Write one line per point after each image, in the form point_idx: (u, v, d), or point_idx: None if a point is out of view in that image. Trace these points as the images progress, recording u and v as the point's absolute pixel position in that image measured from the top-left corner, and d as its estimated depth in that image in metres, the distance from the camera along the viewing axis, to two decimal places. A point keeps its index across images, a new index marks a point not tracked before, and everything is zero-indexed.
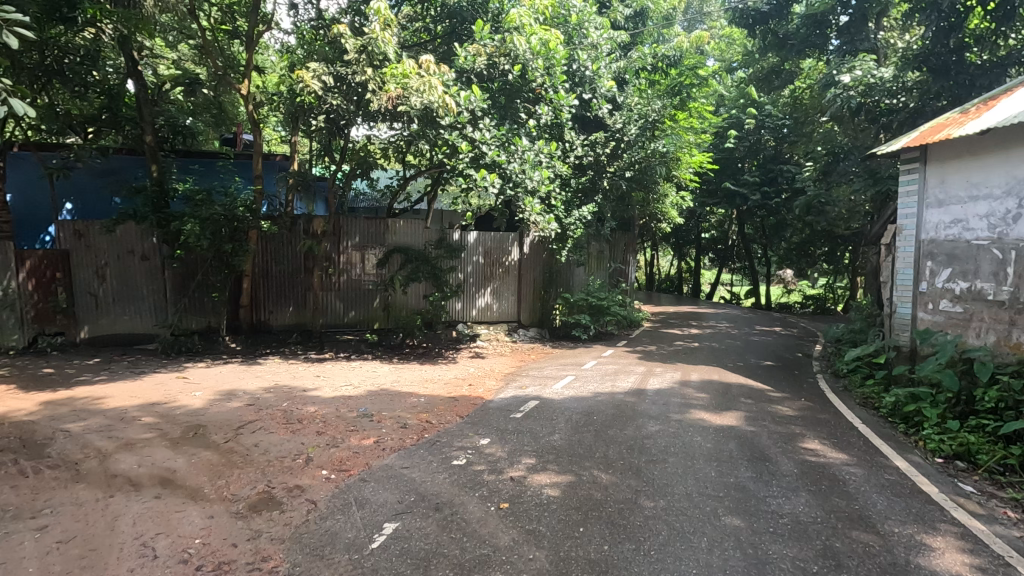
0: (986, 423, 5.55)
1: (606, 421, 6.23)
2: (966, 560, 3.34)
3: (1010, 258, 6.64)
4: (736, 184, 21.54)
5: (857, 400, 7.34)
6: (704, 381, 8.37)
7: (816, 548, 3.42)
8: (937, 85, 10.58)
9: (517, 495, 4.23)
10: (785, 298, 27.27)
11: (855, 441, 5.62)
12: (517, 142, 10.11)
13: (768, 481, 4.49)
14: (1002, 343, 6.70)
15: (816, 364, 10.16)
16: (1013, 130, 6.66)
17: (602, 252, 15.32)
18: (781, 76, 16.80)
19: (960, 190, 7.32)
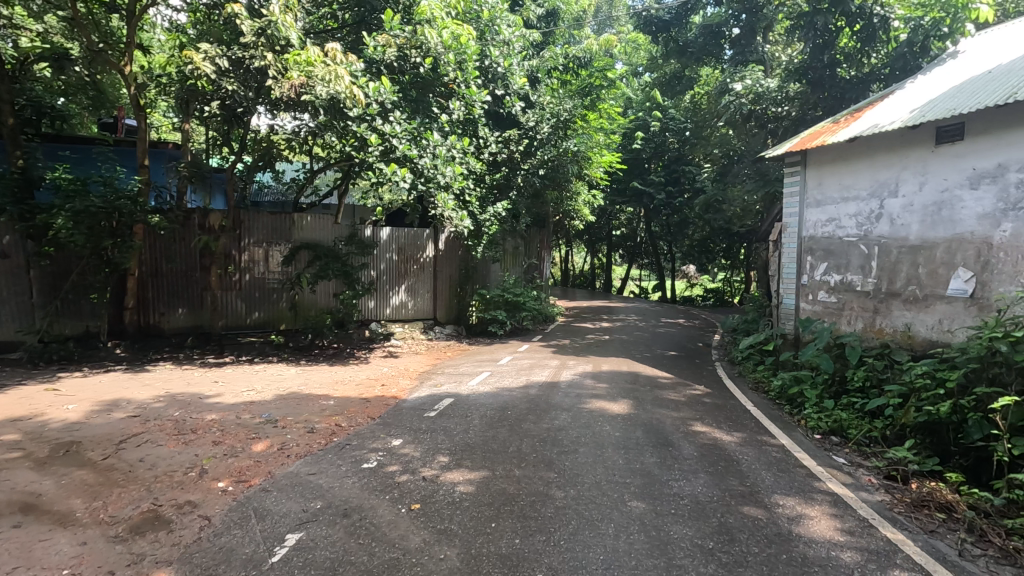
0: (855, 401, 6.19)
1: (521, 415, 6.30)
2: (836, 526, 3.70)
3: (874, 253, 7.44)
4: (643, 184, 22.79)
5: (750, 384, 7.98)
6: (614, 372, 8.72)
7: (712, 526, 3.64)
8: (814, 96, 11.89)
9: (429, 495, 4.15)
10: (688, 292, 29.09)
11: (747, 423, 6.07)
12: (429, 136, 9.98)
13: (671, 465, 4.73)
14: (868, 329, 7.50)
15: (715, 353, 10.91)
16: (875, 138, 7.44)
17: (517, 248, 15.56)
18: (682, 82, 17.65)
19: (833, 192, 8.13)
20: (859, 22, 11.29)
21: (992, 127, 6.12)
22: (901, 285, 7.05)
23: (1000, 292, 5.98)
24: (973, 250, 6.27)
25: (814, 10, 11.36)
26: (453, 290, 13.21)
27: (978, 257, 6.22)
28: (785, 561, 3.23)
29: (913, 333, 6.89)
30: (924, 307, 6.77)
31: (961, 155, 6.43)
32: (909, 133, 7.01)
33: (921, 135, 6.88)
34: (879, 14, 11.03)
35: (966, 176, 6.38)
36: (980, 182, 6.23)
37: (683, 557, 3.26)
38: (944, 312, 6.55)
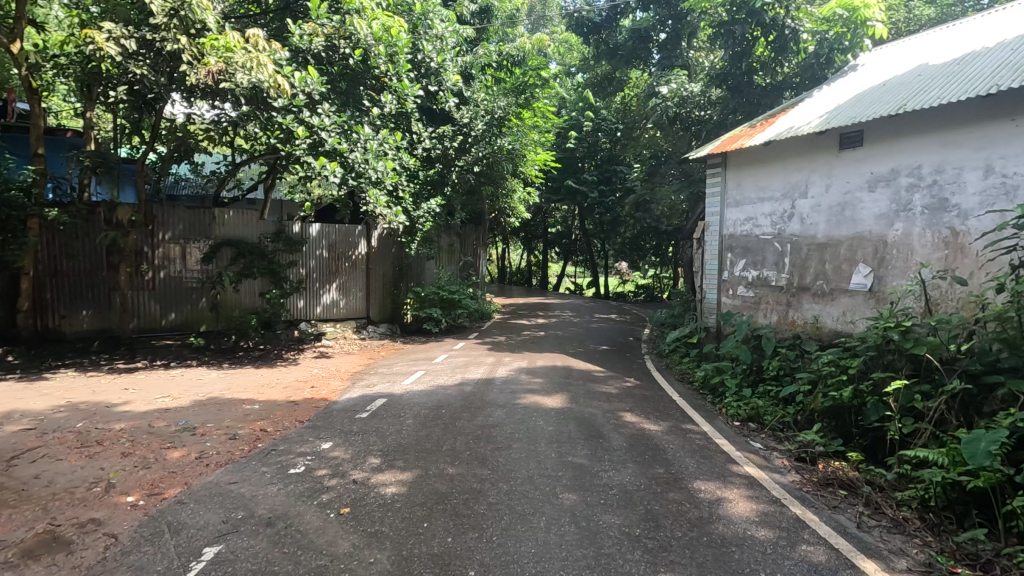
0: (770, 388, 6.61)
1: (454, 413, 6.27)
2: (753, 507, 3.92)
3: (786, 250, 7.97)
4: (577, 182, 23.36)
5: (676, 375, 8.35)
6: (548, 367, 8.87)
7: (639, 514, 3.77)
8: (734, 101, 12.50)
9: (360, 498, 4.05)
10: (620, 288, 30.02)
11: (673, 412, 6.35)
12: (359, 130, 9.71)
13: (601, 456, 4.86)
14: (782, 321, 8.03)
15: (644, 346, 11.34)
16: (787, 143, 7.93)
17: (452, 244, 15.45)
18: (612, 85, 18.44)
19: (751, 193, 8.64)
20: (773, 33, 11.89)
21: (887, 135, 6.63)
22: (811, 280, 7.58)
23: (893, 286, 6.54)
24: (871, 248, 6.81)
25: (734, 19, 11.95)
26: (387, 288, 12.94)
27: (875, 254, 6.77)
28: (706, 544, 3.39)
29: (821, 325, 7.43)
30: (830, 300, 7.31)
31: (861, 160, 6.95)
32: (817, 138, 7.51)
33: (827, 141, 7.38)
34: (790, 26, 11.69)
35: (865, 180, 6.91)
36: (876, 185, 6.76)
37: (611, 545, 3.36)
38: (847, 305, 7.09)
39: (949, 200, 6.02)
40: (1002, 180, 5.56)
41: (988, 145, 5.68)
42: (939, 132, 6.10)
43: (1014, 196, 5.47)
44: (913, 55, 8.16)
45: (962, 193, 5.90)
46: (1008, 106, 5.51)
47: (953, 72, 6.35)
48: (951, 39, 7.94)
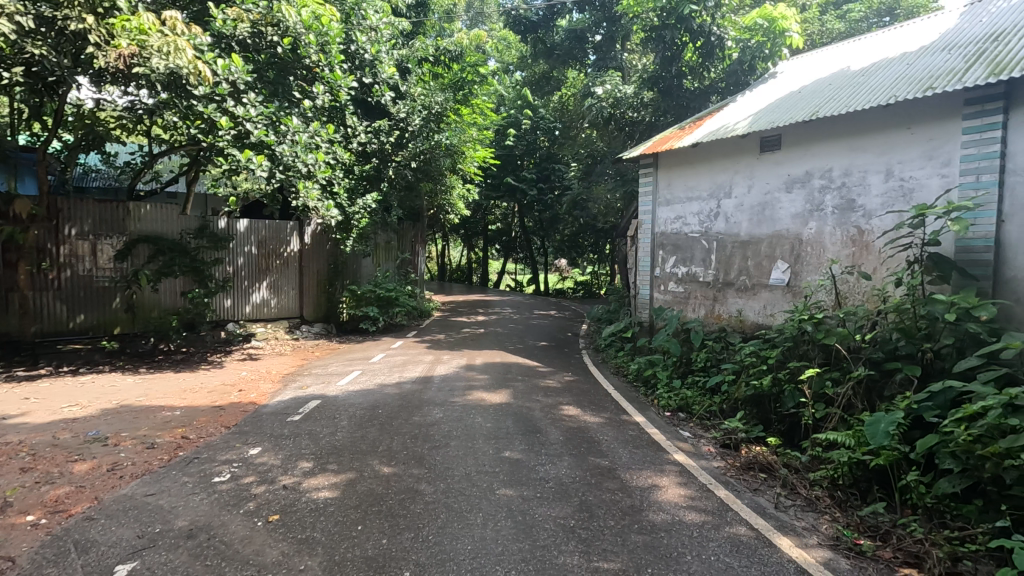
0: (698, 378, 6.93)
1: (391, 412, 6.16)
2: (681, 492, 4.10)
3: (713, 248, 8.38)
4: (516, 180, 23.53)
5: (612, 368, 8.60)
6: (487, 363, 8.90)
7: (574, 505, 3.85)
8: (665, 104, 12.88)
9: (290, 504, 3.90)
10: (559, 285, 30.52)
11: (608, 404, 6.53)
12: (288, 122, 9.31)
13: (538, 450, 4.93)
14: (709, 315, 8.44)
15: (582, 341, 11.60)
16: (713, 144, 8.31)
17: (389, 241, 15.18)
18: (549, 83, 18.74)
19: (681, 192, 9.03)
20: (701, 39, 12.36)
21: (802, 140, 7.07)
22: (735, 275, 8.00)
23: (808, 281, 6.98)
24: (788, 245, 7.26)
25: (664, 24, 12.36)
26: (322, 286, 12.54)
27: (791, 251, 7.22)
28: (637, 531, 3.51)
29: (745, 318, 7.85)
30: (752, 295, 7.74)
31: (779, 162, 7.39)
32: (740, 141, 7.91)
33: (749, 144, 7.79)
34: (715, 34, 12.18)
35: (782, 181, 7.34)
36: (793, 187, 7.21)
37: (547, 538, 3.41)
38: (767, 299, 7.52)
39: (855, 201, 6.48)
40: (900, 183, 6.02)
41: (888, 151, 6.14)
42: (847, 138, 6.55)
43: (910, 198, 5.94)
44: (827, 64, 8.71)
45: (866, 195, 6.36)
46: (905, 115, 5.96)
47: (858, 82, 6.83)
48: (860, 50, 8.55)
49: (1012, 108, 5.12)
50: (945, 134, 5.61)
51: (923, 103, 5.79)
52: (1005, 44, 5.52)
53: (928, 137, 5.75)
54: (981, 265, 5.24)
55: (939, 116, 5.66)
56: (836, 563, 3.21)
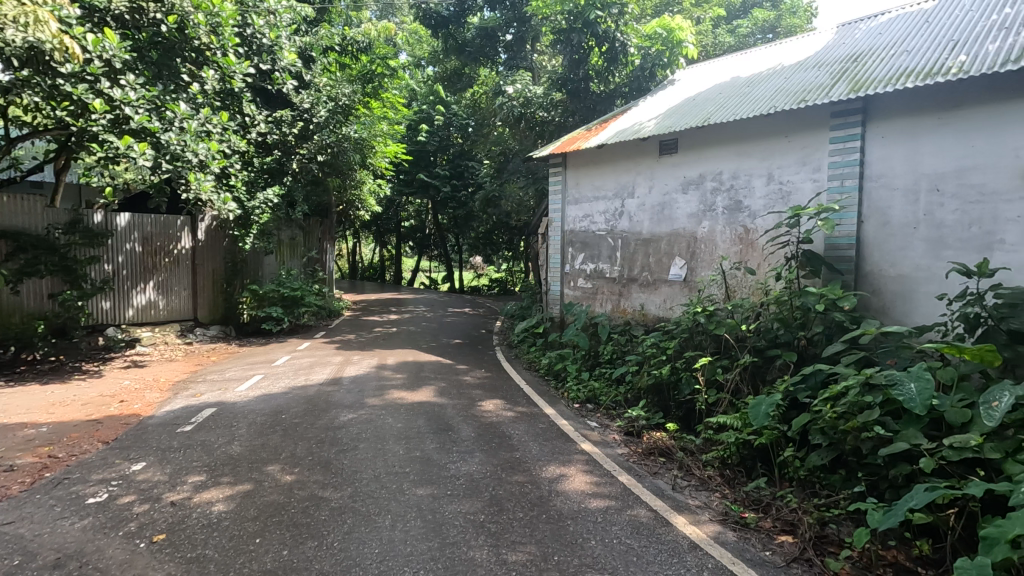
0: (606, 370, 7.22)
1: (296, 417, 5.87)
2: (586, 480, 4.27)
3: (618, 245, 8.78)
4: (429, 176, 23.27)
5: (525, 363, 8.77)
6: (400, 362, 8.75)
7: (484, 500, 3.88)
8: (573, 105, 13.31)
9: (178, 522, 3.61)
10: (474, 282, 30.56)
11: (520, 399, 6.65)
12: (174, 107, 8.60)
13: (449, 448, 4.91)
14: (615, 309, 8.84)
15: (495, 337, 11.72)
16: (617, 146, 8.67)
17: (295, 237, 14.44)
18: (461, 80, 18.61)
19: (588, 192, 9.36)
20: (605, 44, 12.80)
21: (696, 144, 7.56)
22: (638, 271, 8.43)
23: (701, 276, 7.48)
24: (685, 243, 7.74)
25: (571, 28, 12.68)
26: (218, 286, 11.69)
27: (687, 248, 7.71)
28: (544, 520, 3.60)
29: (647, 312, 8.29)
30: (654, 290, 8.20)
31: (676, 165, 7.85)
32: (641, 144, 8.31)
33: (649, 147, 8.21)
34: (619, 39, 12.68)
35: (679, 183, 7.81)
36: (688, 188, 7.69)
37: (456, 534, 3.41)
38: (667, 293, 8.00)
39: (742, 203, 7.03)
40: (779, 186, 6.61)
41: (770, 157, 6.71)
42: (734, 143, 7.08)
43: (788, 200, 6.53)
44: (718, 75, 9.36)
45: (751, 197, 6.91)
46: (783, 124, 6.54)
47: (744, 93, 7.41)
48: (745, 62, 9.32)
49: (869, 121, 5.77)
50: (815, 143, 6.23)
51: (797, 115, 6.39)
52: (864, 64, 6.22)
53: (803, 145, 6.35)
54: (845, 260, 5.88)
55: (811, 127, 6.27)
56: (723, 536, 3.48)
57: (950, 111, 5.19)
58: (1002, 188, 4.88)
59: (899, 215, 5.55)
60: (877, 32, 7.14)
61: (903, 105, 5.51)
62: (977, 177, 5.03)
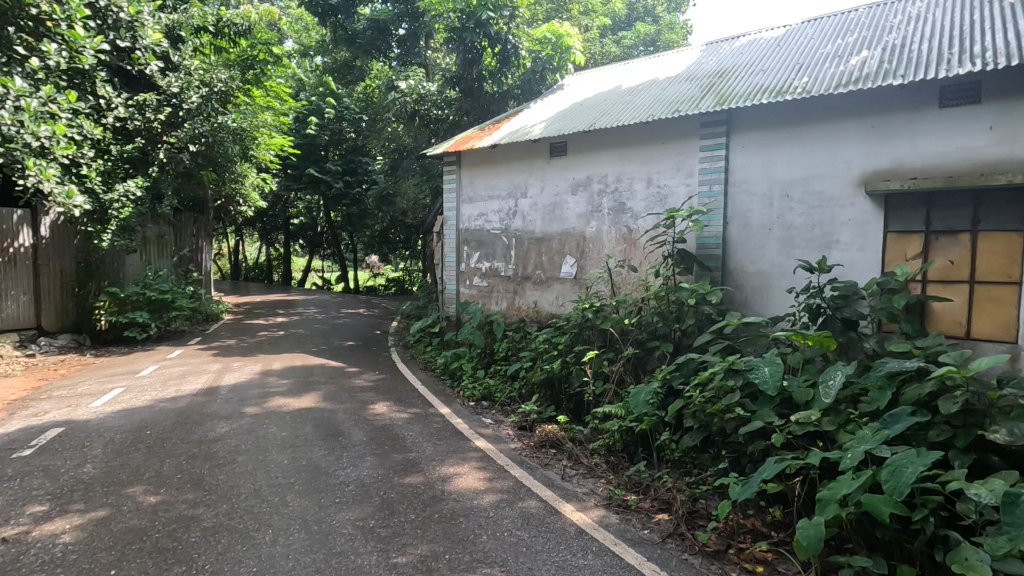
0: (500, 367, 7.32)
1: (164, 432, 5.33)
2: (478, 476, 4.30)
3: (512, 244, 8.95)
4: (319, 171, 22.21)
5: (421, 363, 8.67)
6: (286, 368, 8.25)
7: (375, 505, 3.77)
8: (467, 105, 13.35)
9: (11, 561, 3.12)
10: (370, 281, 29.63)
11: (414, 399, 6.55)
12: (7, 82, 7.44)
13: (339, 454, 4.71)
14: (510, 307, 9.01)
15: (391, 338, 11.44)
16: (510, 147, 8.83)
17: (162, 235, 13.01)
18: (352, 72, 17.92)
19: (482, 191, 9.44)
20: (497, 45, 12.94)
21: (584, 148, 7.89)
22: (532, 270, 8.65)
23: (590, 274, 7.83)
24: (575, 242, 8.05)
25: (463, 27, 12.66)
26: (67, 289, 10.31)
27: (577, 247, 8.03)
28: (436, 520, 3.58)
29: (540, 309, 8.53)
30: (546, 287, 8.45)
31: (566, 166, 8.14)
32: (532, 145, 8.52)
33: (541, 148, 8.44)
34: (511, 43, 12.88)
35: (568, 184, 8.12)
36: (577, 189, 8.01)
37: (343, 543, 3.28)
38: (558, 291, 8.28)
39: (625, 204, 7.44)
40: (657, 190, 7.08)
41: (649, 162, 7.17)
42: (618, 148, 7.48)
43: (665, 202, 7.03)
44: (604, 82, 9.83)
45: (633, 199, 7.34)
46: (661, 132, 7.02)
47: (627, 100, 7.84)
48: (630, 72, 9.85)
49: (733, 132, 6.36)
50: (688, 150, 6.76)
51: (672, 124, 6.89)
52: (727, 80, 6.85)
53: (677, 152, 6.86)
54: (714, 258, 6.46)
55: (684, 135, 6.79)
56: (607, 519, 3.68)
57: (797, 126, 5.88)
58: (837, 195, 5.61)
59: (757, 217, 6.18)
60: (739, 52, 7.88)
61: (760, 119, 6.15)
62: (818, 185, 5.74)
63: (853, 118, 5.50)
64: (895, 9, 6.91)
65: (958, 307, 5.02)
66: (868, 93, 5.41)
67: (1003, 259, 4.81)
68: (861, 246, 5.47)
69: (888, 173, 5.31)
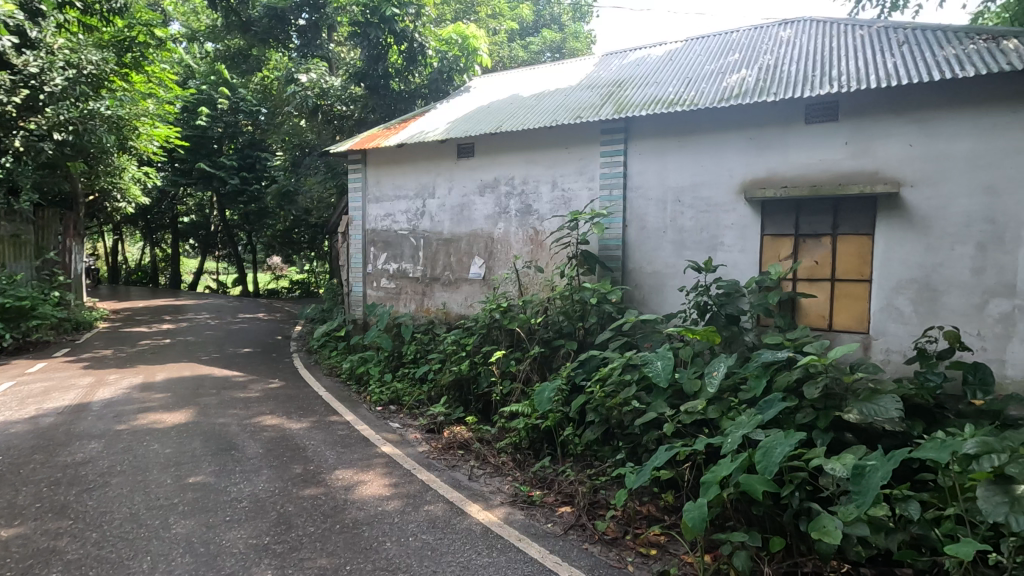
0: (408, 370, 7.19)
1: (20, 457, 4.71)
2: (383, 483, 4.21)
3: (420, 245, 8.84)
4: (212, 165, 20.68)
5: (325, 369, 8.32)
6: (172, 379, 7.58)
7: (271, 519, 3.58)
8: (372, 102, 12.89)
9: None
10: (272, 284, 27.99)
11: (317, 407, 6.28)
12: None
13: (231, 469, 4.41)
14: (419, 309, 8.90)
15: (293, 344, 10.88)
16: (417, 146, 8.73)
17: (19, 235, 11.51)
18: (248, 61, 16.82)
19: (389, 190, 9.23)
20: (404, 43, 12.81)
21: (490, 149, 7.96)
22: (440, 271, 8.59)
23: (498, 274, 7.92)
24: (483, 243, 8.10)
25: (368, 22, 12.45)
26: None
27: (485, 248, 8.08)
28: (338, 531, 3.45)
29: (449, 310, 8.51)
30: (455, 288, 8.44)
31: (473, 168, 8.17)
32: (440, 146, 8.48)
33: (448, 149, 8.41)
34: (417, 41, 12.79)
35: (476, 185, 8.15)
36: (484, 191, 8.07)
37: (233, 563, 3.08)
38: (467, 291, 8.30)
39: (531, 206, 7.60)
40: (562, 193, 7.30)
41: (553, 166, 7.37)
42: (524, 151, 7.63)
43: (569, 205, 7.26)
44: (510, 86, 9.99)
45: (539, 201, 7.51)
46: (565, 137, 7.24)
47: (532, 105, 8.03)
48: (534, 77, 10.12)
49: (630, 140, 6.71)
50: (590, 155, 7.03)
51: (575, 130, 7.15)
52: (625, 89, 7.21)
53: (580, 157, 7.12)
54: (614, 259, 6.77)
55: (586, 141, 7.07)
56: (513, 516, 3.75)
57: (687, 136, 6.30)
58: (721, 201, 6.09)
59: (653, 220, 6.56)
60: (635, 64, 8.33)
61: (654, 128, 6.52)
62: (705, 191, 6.19)
63: (735, 130, 6.00)
64: (769, 33, 7.63)
65: (822, 302, 5.64)
66: (746, 109, 5.92)
67: (857, 260, 5.45)
68: (742, 248, 5.96)
69: (764, 182, 5.84)
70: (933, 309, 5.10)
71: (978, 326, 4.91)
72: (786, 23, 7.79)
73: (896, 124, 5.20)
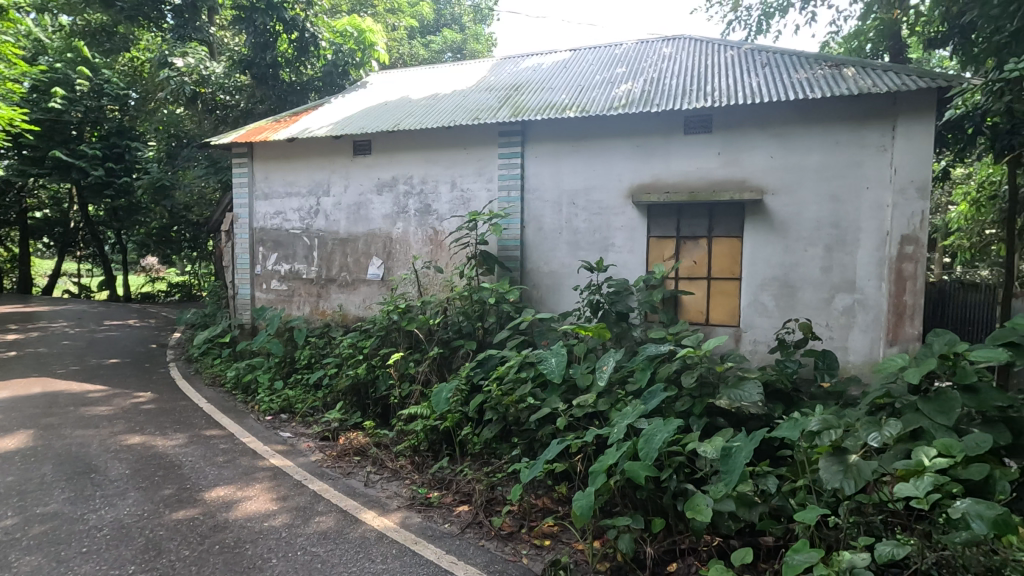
0: (302, 376, 6.83)
1: None
2: (271, 496, 3.98)
3: (314, 245, 8.45)
4: (70, 154, 18.35)
5: (207, 378, 7.68)
6: (17, 397, 6.63)
7: (138, 546, 3.26)
8: (260, 92, 12.20)
9: None
10: (147, 287, 25.37)
11: (196, 420, 5.79)
12: None
13: (90, 494, 3.95)
14: (313, 312, 8.49)
15: (170, 352, 9.93)
16: (309, 142, 8.33)
17: None
18: (112, 40, 15.08)
19: (279, 186, 8.73)
20: (294, 32, 12.15)
21: (388, 148, 7.77)
22: (336, 272, 8.27)
23: (397, 275, 7.77)
24: (381, 243, 7.91)
25: (252, 6, 11.74)
26: None
27: (383, 248, 7.89)
28: (217, 552, 3.22)
29: (346, 312, 8.20)
30: (353, 290, 8.16)
31: (370, 166, 7.94)
32: (334, 142, 8.16)
33: (343, 145, 8.11)
34: (309, 31, 12.16)
35: (373, 184, 7.94)
36: (382, 189, 7.87)
37: None
38: (365, 293, 8.06)
39: (430, 206, 7.53)
40: (461, 193, 7.31)
41: (452, 166, 7.35)
42: (422, 151, 7.54)
43: (468, 206, 7.29)
44: (409, 85, 9.84)
45: (438, 201, 7.46)
46: (463, 138, 7.26)
47: (430, 104, 7.96)
48: (433, 77, 10.07)
49: (527, 143, 6.87)
50: (488, 157, 7.11)
51: (473, 131, 7.18)
52: (522, 93, 7.37)
53: (478, 158, 7.17)
54: (513, 259, 6.90)
55: (484, 142, 7.13)
56: (410, 519, 3.70)
57: (580, 141, 6.57)
58: (612, 204, 6.42)
59: (549, 222, 6.77)
60: (532, 69, 8.54)
61: (549, 132, 6.73)
62: (597, 194, 6.50)
63: (623, 138, 6.34)
64: (653, 48, 8.16)
65: (699, 299, 6.14)
66: (633, 117, 6.28)
67: (729, 260, 5.99)
68: (630, 249, 6.33)
69: (649, 187, 6.23)
70: (791, 303, 5.73)
71: (827, 318, 5.59)
72: (668, 39, 8.38)
73: (760, 138, 5.78)
